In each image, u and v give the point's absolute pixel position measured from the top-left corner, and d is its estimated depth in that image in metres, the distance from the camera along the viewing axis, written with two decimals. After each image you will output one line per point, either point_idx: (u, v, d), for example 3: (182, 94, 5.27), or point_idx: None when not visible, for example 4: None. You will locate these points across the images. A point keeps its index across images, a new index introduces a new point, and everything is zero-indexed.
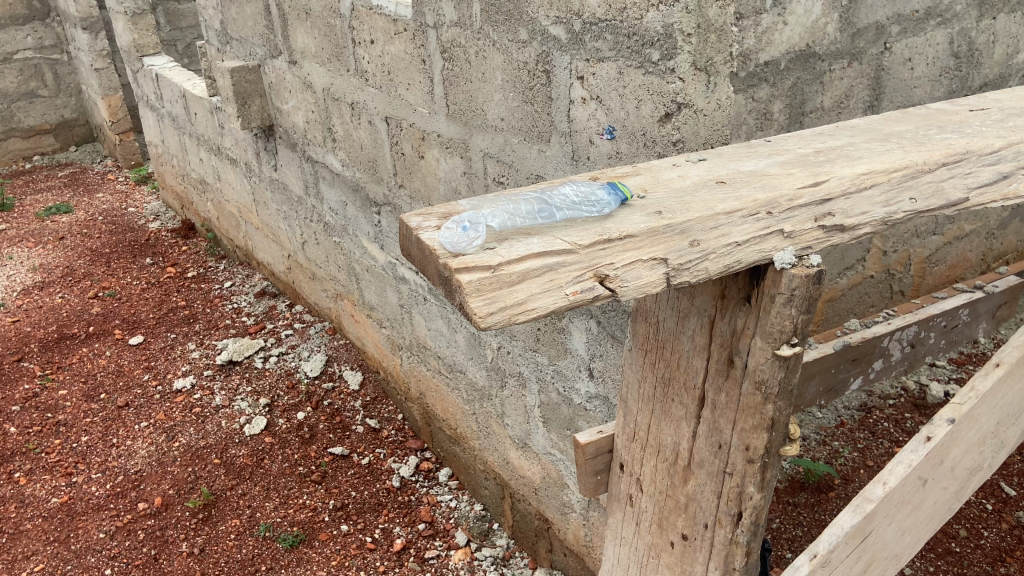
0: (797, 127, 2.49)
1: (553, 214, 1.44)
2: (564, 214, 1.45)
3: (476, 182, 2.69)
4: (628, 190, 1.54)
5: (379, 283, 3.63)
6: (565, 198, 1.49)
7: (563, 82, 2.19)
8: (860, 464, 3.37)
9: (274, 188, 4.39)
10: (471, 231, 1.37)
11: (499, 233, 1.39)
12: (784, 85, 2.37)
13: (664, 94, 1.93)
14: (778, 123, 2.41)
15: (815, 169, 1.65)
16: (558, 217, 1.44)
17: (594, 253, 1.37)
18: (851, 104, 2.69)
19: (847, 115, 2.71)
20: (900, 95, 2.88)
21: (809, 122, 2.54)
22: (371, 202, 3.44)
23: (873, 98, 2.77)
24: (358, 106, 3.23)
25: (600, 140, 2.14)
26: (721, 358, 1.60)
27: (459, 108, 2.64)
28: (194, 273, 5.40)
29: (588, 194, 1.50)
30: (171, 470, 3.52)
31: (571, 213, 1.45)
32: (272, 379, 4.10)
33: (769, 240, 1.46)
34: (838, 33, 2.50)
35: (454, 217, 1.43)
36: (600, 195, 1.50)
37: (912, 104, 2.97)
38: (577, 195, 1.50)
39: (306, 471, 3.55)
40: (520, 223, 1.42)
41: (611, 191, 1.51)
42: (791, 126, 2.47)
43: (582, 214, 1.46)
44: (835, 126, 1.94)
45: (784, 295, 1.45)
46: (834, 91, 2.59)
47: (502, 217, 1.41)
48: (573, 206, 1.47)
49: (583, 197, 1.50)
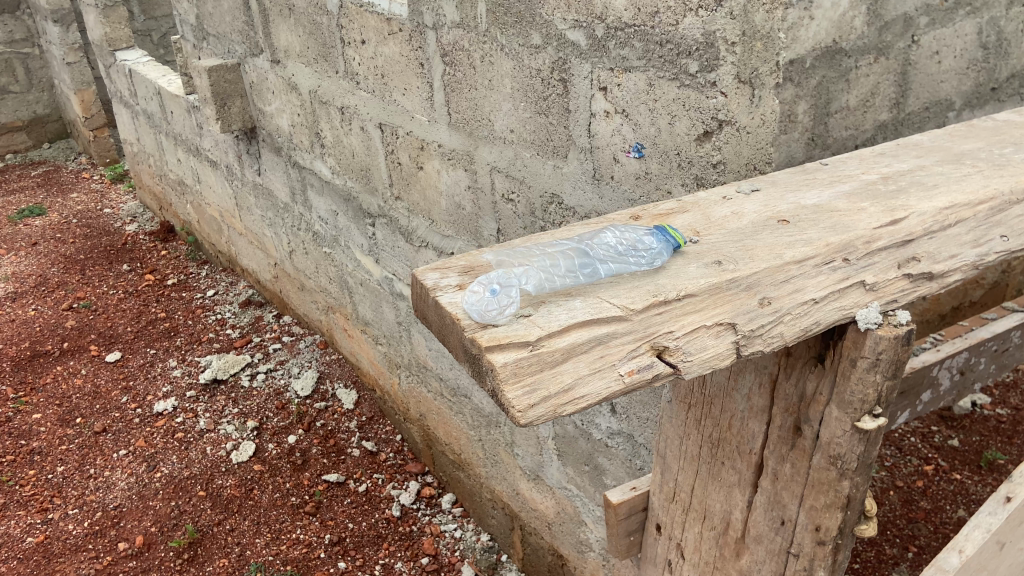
0: (822, 130, 2.25)
1: (596, 269, 1.21)
2: (609, 269, 1.22)
3: (482, 198, 2.45)
4: (679, 235, 1.31)
5: (375, 298, 3.39)
6: (607, 248, 1.26)
7: (583, 92, 1.95)
8: (889, 484, 3.17)
9: (258, 194, 4.13)
10: (502, 293, 1.14)
11: (534, 298, 1.16)
12: (809, 84, 2.15)
13: (703, 109, 1.69)
14: (804, 125, 2.18)
15: (889, 202, 1.42)
16: (603, 272, 1.21)
17: (649, 320, 1.14)
18: (877, 102, 2.39)
19: (872, 115, 2.40)
20: (928, 90, 2.54)
21: (834, 123, 2.28)
22: (364, 213, 3.19)
23: (900, 95, 2.46)
24: (348, 111, 2.98)
25: (626, 158, 1.91)
26: (786, 425, 1.38)
27: (462, 118, 2.40)
28: (175, 281, 5.14)
29: (634, 241, 1.27)
30: (152, 505, 3.30)
31: (618, 267, 1.23)
32: (260, 399, 3.87)
33: (850, 294, 1.24)
34: (866, 27, 2.23)
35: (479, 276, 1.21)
36: (648, 241, 1.27)
37: (939, 101, 2.62)
38: (621, 244, 1.27)
39: (299, 501, 3.33)
40: (558, 283, 1.19)
41: (660, 236, 1.29)
42: (816, 129, 2.23)
43: (630, 267, 1.23)
44: (895, 144, 1.71)
45: (868, 360, 1.24)
46: (860, 89, 2.31)
47: (538, 274, 1.18)
48: (618, 258, 1.24)
49: (629, 245, 1.27)
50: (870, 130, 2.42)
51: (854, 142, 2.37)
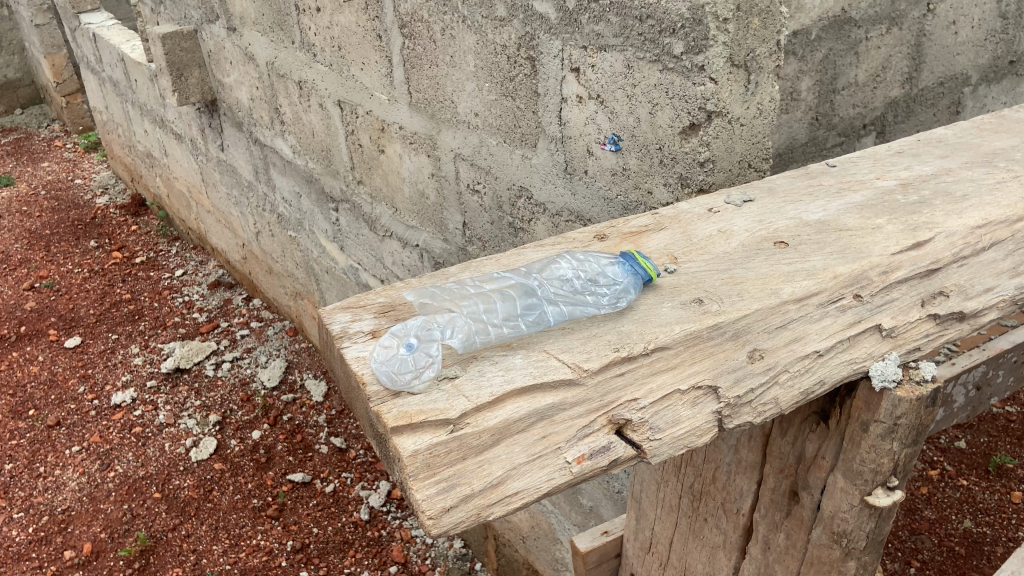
0: (827, 110, 1.98)
1: (541, 312, 0.97)
2: (559, 313, 0.98)
3: (446, 188, 2.19)
4: (651, 263, 1.06)
5: (341, 288, 3.16)
6: (558, 284, 1.02)
7: (553, 73, 1.69)
8: None
9: (222, 171, 3.86)
10: (418, 348, 0.90)
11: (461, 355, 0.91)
12: (813, 59, 1.88)
13: (689, 98, 1.43)
14: (806, 104, 1.93)
15: (909, 218, 1.18)
16: (550, 316, 0.97)
17: (606, 384, 0.89)
18: (887, 77, 2.12)
19: (883, 91, 2.14)
20: (942, 64, 2.26)
21: (841, 101, 2.01)
22: (327, 196, 2.93)
23: (913, 69, 2.18)
24: (306, 86, 2.70)
25: (602, 150, 1.65)
26: (780, 488, 1.15)
27: (423, 98, 2.13)
28: (143, 258, 4.88)
29: (593, 273, 1.03)
30: (104, 508, 3.07)
31: (570, 308, 0.98)
32: (224, 390, 3.63)
33: (862, 343, 1.00)
34: None
35: (397, 322, 0.97)
36: (610, 271, 1.03)
37: (954, 75, 2.33)
38: (576, 278, 1.03)
39: (261, 504, 3.09)
40: (495, 334, 0.94)
41: (627, 264, 1.04)
42: (820, 108, 1.97)
43: (586, 308, 0.98)
44: (914, 140, 1.46)
45: (883, 425, 1.00)
46: (870, 63, 2.04)
47: (467, 321, 0.95)
48: (571, 297, 1.00)
49: (586, 278, 1.02)
50: (879, 109, 2.15)
51: (862, 121, 2.11)
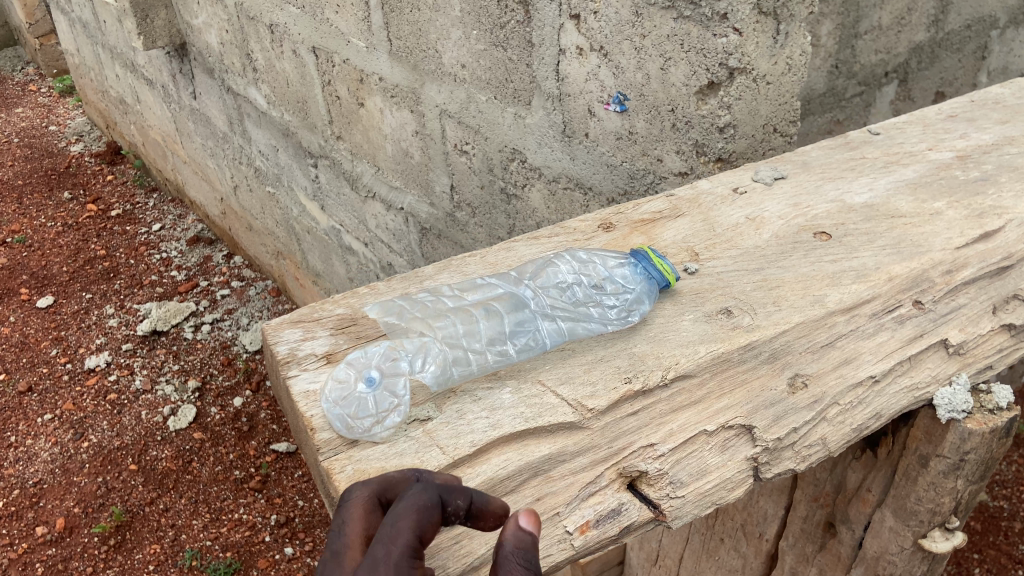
0: (847, 56, 1.75)
1: (533, 334, 0.82)
2: (553, 334, 0.81)
3: (432, 147, 1.99)
4: (668, 262, 0.88)
5: (324, 249, 2.99)
6: (558, 296, 0.88)
7: (549, 20, 1.47)
8: None
9: (196, 120, 3.62)
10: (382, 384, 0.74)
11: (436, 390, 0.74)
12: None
13: (708, 52, 1.23)
14: (826, 50, 1.69)
15: (972, 200, 0.99)
16: (546, 337, 0.81)
17: (617, 427, 0.72)
18: (916, 20, 1.90)
19: (908, 34, 1.90)
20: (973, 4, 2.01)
21: (862, 46, 1.79)
22: (305, 151, 2.72)
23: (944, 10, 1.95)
24: (277, 30, 2.46)
25: (605, 111, 1.45)
26: (813, 519, 0.99)
27: (405, 46, 1.90)
28: (119, 211, 4.66)
29: (597, 277, 0.87)
30: (77, 482, 2.92)
31: (570, 326, 0.83)
32: (203, 354, 3.46)
33: (925, 364, 0.82)
34: None
35: (357, 347, 0.80)
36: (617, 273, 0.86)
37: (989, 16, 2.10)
38: (579, 286, 0.88)
39: (243, 476, 2.94)
40: (478, 360, 0.78)
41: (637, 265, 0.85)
42: (840, 54, 1.74)
43: (590, 324, 0.82)
44: (968, 100, 1.26)
45: (948, 461, 0.83)
46: (901, 4, 1.81)
47: (442, 348, 0.79)
48: (572, 314, 0.85)
49: (591, 284, 0.87)
50: (902, 55, 1.91)
51: (883, 68, 1.88)
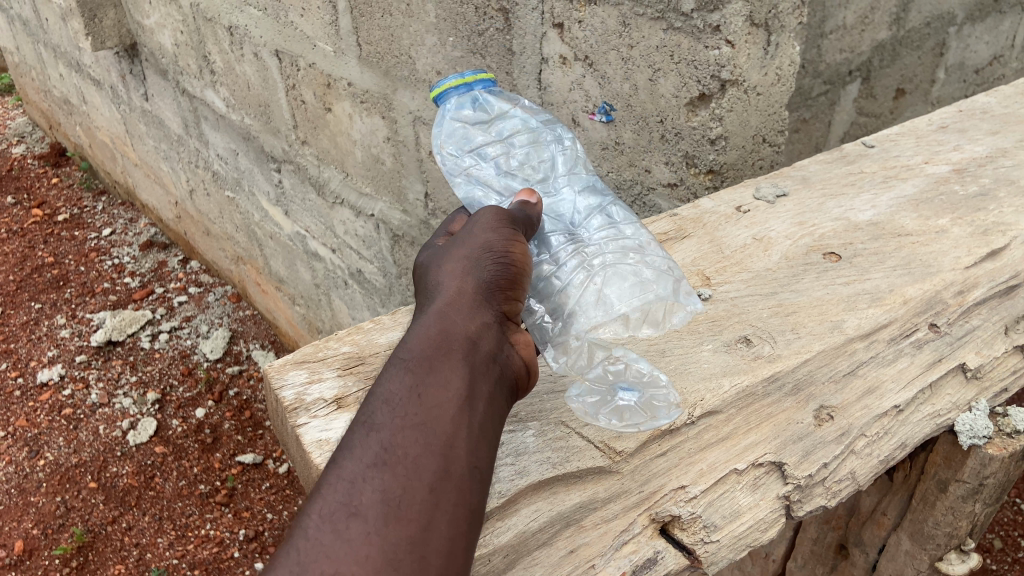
0: (813, 56, 1.59)
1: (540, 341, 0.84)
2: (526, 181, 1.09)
3: (405, 154, 1.95)
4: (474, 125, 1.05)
5: (288, 255, 2.93)
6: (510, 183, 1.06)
7: (530, 29, 1.44)
8: None
9: (148, 122, 3.50)
10: (642, 401, 0.74)
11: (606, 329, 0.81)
12: None
13: (699, 64, 1.21)
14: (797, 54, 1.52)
15: (975, 217, 0.99)
16: (576, 328, 0.83)
17: (646, 469, 0.70)
18: None
19: (873, 35, 1.71)
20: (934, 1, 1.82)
21: (828, 45, 1.62)
22: (267, 156, 2.64)
23: None
24: (237, 32, 2.38)
25: (591, 121, 1.42)
26: (824, 541, 0.99)
27: (375, 51, 1.85)
28: (66, 216, 4.49)
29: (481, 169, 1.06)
30: (34, 502, 2.81)
31: (592, 295, 0.85)
32: (162, 363, 3.36)
33: (945, 390, 0.81)
34: None
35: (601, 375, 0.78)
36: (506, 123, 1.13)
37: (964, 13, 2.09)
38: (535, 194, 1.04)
39: (209, 490, 2.84)
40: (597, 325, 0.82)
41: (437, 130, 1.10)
42: (808, 55, 1.57)
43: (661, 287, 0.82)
44: (955, 110, 1.27)
45: (968, 486, 0.83)
46: None
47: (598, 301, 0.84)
48: (538, 286, 0.90)
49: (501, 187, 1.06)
50: (865, 53, 1.73)
51: (848, 69, 1.70)
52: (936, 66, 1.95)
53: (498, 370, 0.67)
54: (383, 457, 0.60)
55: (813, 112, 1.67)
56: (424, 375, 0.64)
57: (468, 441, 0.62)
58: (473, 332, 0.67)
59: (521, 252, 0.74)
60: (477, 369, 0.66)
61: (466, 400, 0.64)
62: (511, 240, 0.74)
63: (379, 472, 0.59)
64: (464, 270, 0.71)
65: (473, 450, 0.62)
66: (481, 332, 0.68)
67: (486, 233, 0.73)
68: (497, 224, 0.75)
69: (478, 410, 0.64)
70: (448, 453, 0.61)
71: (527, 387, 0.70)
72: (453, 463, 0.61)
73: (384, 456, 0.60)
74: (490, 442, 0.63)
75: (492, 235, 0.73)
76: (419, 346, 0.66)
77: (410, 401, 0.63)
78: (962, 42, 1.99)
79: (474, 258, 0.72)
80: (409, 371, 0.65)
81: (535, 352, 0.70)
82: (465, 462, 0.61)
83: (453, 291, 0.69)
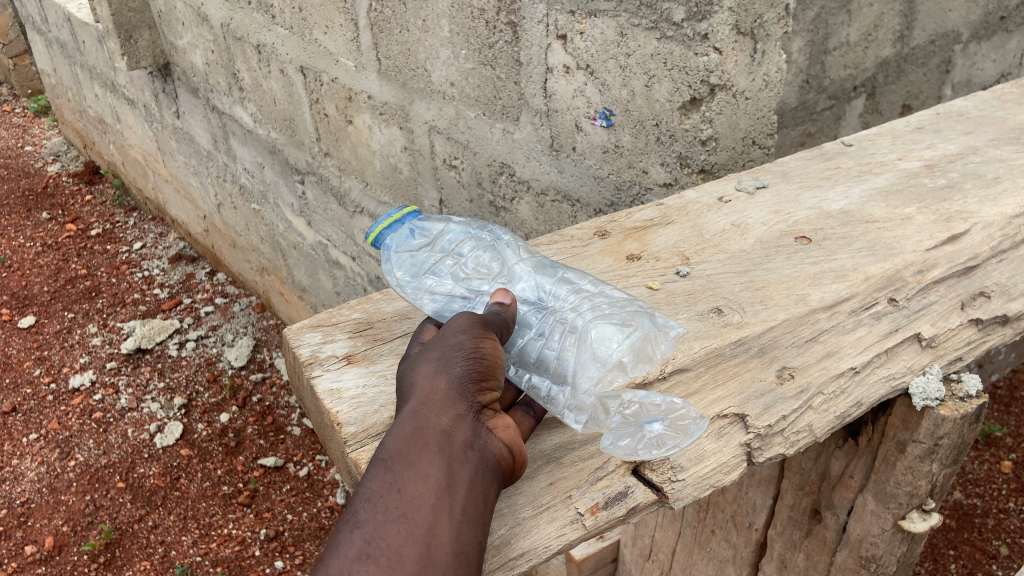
0: (817, 71, 1.65)
1: (548, 403, 0.80)
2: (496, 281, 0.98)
3: (421, 163, 2.05)
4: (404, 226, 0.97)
5: (310, 264, 3.05)
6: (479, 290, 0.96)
7: (537, 40, 1.54)
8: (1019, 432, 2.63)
9: (179, 138, 3.64)
10: (669, 425, 0.79)
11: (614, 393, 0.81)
12: None
13: (690, 69, 1.29)
14: (796, 66, 1.60)
15: (940, 206, 1.06)
16: (582, 389, 0.82)
17: (613, 451, 0.76)
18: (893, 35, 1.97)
19: (875, 52, 1.78)
20: (936, 19, 1.88)
21: (831, 61, 1.68)
22: (291, 167, 2.76)
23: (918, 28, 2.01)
24: (265, 50, 2.50)
25: (592, 126, 1.51)
26: (800, 506, 1.10)
27: (394, 65, 1.96)
28: (99, 230, 4.65)
29: (441, 282, 0.97)
30: (64, 501, 2.92)
31: (586, 353, 0.86)
32: (189, 371, 3.48)
33: (900, 356, 0.89)
34: None
35: (625, 426, 0.79)
36: (448, 237, 1.07)
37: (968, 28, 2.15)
38: (500, 284, 0.97)
39: (231, 491, 2.93)
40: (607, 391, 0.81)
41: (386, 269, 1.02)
42: (810, 70, 1.64)
43: (640, 320, 0.84)
44: (933, 113, 1.35)
45: (923, 445, 0.92)
46: None
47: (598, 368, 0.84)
48: (527, 361, 0.87)
49: (462, 286, 0.97)
50: (870, 69, 1.79)
51: (852, 84, 1.75)
52: (942, 82, 2.00)
53: (478, 457, 0.68)
54: (366, 550, 0.63)
55: (817, 125, 1.73)
56: (404, 474, 0.66)
57: (450, 527, 0.64)
58: (447, 426, 0.69)
59: (490, 343, 0.74)
60: (455, 459, 0.68)
61: (445, 486, 0.66)
62: (481, 336, 0.74)
63: (363, 564, 0.62)
64: (435, 367, 0.72)
65: (456, 534, 0.64)
66: (455, 425, 0.69)
67: (455, 331, 0.74)
68: (467, 322, 0.75)
69: (459, 495, 0.66)
70: (431, 541, 0.64)
71: (515, 468, 0.71)
72: (434, 549, 0.64)
73: (368, 550, 0.63)
74: (474, 525, 0.66)
75: (461, 336, 0.73)
76: (394, 444, 0.68)
77: (391, 494, 0.66)
78: (969, 60, 2.04)
79: (445, 356, 0.72)
80: (388, 467, 0.67)
81: (516, 434, 0.72)
82: (448, 548, 0.64)
83: (426, 389, 0.71)
